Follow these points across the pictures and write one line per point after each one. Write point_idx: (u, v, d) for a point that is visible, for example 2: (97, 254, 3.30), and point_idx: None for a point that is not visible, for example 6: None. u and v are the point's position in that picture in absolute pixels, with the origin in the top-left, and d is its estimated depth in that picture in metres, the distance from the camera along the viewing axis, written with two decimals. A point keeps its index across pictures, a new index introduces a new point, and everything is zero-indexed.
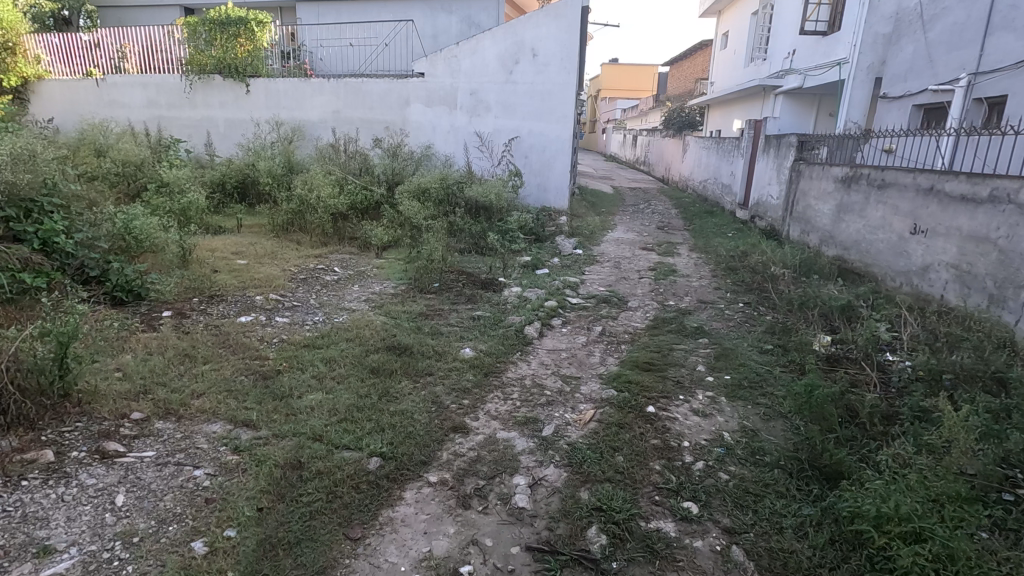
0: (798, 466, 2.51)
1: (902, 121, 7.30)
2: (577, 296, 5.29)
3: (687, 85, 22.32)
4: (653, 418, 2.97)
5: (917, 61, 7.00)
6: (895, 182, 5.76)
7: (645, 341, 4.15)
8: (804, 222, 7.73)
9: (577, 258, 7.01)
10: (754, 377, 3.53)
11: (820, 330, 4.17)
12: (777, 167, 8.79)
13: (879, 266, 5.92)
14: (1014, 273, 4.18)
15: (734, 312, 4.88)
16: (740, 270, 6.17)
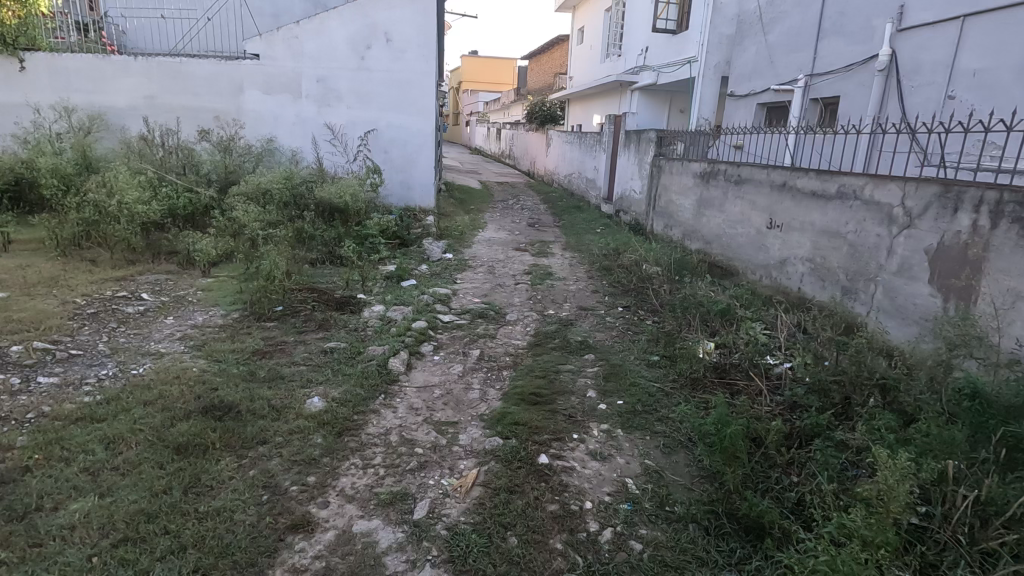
0: (716, 523, 2.22)
1: (748, 119, 7.74)
2: (449, 312, 4.69)
3: (546, 79, 22.58)
4: (548, 473, 2.53)
5: (759, 61, 7.46)
6: (751, 177, 5.60)
7: (528, 365, 3.72)
8: (666, 216, 7.70)
9: (447, 264, 6.41)
10: (647, 400, 3.23)
11: (702, 335, 4.05)
12: (639, 162, 8.78)
13: (740, 259, 5.77)
14: (863, 266, 4.05)
15: (615, 320, 4.63)
16: (615, 271, 6.03)
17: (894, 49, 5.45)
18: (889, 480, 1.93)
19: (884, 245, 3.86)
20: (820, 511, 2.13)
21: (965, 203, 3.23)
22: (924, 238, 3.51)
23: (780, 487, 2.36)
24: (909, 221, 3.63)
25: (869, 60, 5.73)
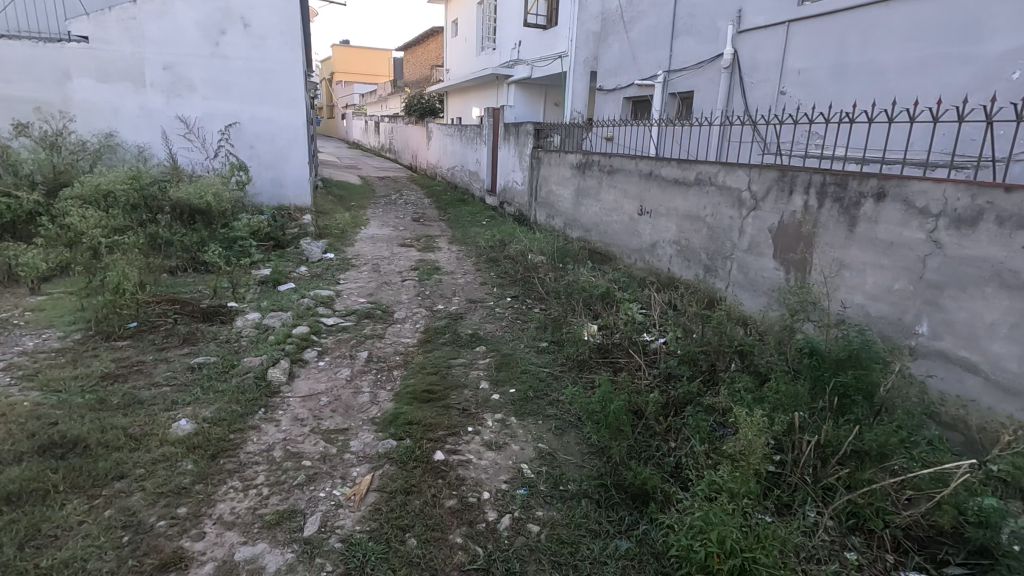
0: (605, 494, 2.35)
1: (617, 112, 8.20)
2: (332, 314, 4.47)
3: (423, 71, 22.22)
4: (445, 469, 2.52)
5: (623, 58, 7.94)
6: (622, 167, 5.95)
7: (419, 362, 3.66)
8: (547, 206, 7.95)
9: (329, 264, 6.11)
10: (537, 385, 3.33)
11: (586, 319, 4.25)
12: (519, 154, 8.94)
13: (617, 245, 6.12)
14: (721, 245, 4.48)
15: (504, 310, 4.70)
16: (502, 262, 6.12)
17: (736, 49, 6.05)
18: (748, 435, 2.16)
19: (736, 225, 4.29)
20: (695, 470, 2.33)
21: (798, 186, 3.68)
22: (768, 218, 3.95)
23: (660, 453, 2.55)
24: (755, 203, 4.07)
25: (716, 59, 6.32)
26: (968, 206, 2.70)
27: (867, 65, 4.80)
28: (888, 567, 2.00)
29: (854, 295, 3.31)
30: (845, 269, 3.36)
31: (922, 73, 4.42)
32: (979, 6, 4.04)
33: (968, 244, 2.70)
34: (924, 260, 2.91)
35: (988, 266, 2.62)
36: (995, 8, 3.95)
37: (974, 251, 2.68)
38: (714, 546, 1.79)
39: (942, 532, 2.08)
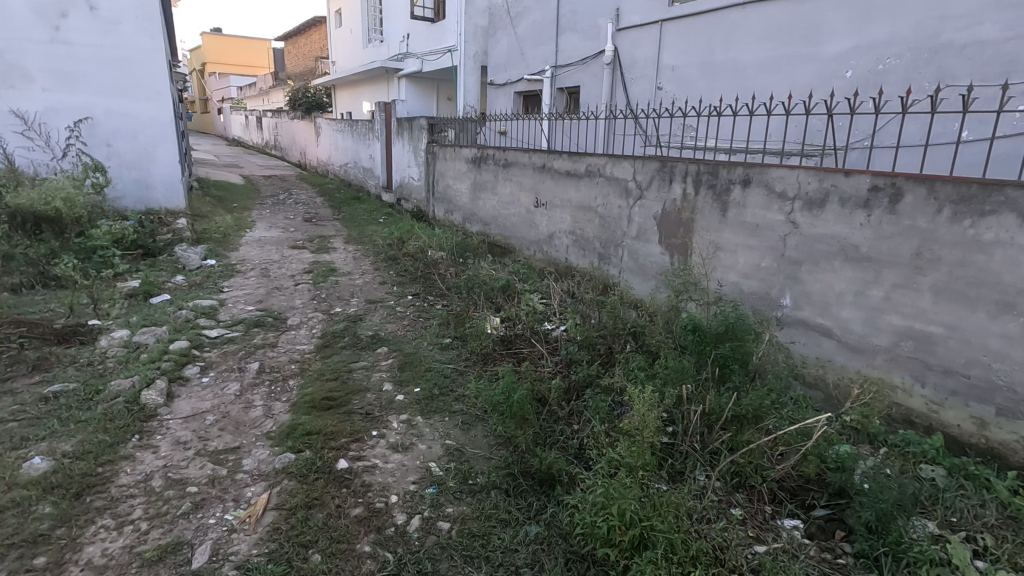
0: (514, 483, 2.39)
1: (508, 107, 8.31)
2: (216, 326, 4.13)
3: (306, 62, 21.09)
4: (349, 477, 2.42)
5: (512, 52, 8.07)
6: (516, 161, 6.04)
7: (317, 369, 3.48)
8: (445, 202, 7.88)
9: (210, 271, 5.62)
10: (442, 383, 3.29)
11: (489, 313, 4.27)
12: (414, 149, 8.72)
13: (515, 238, 6.21)
14: (612, 234, 4.69)
15: (406, 309, 4.61)
16: (401, 260, 5.99)
17: (616, 46, 6.35)
18: (642, 412, 2.29)
19: (625, 214, 4.51)
20: (596, 450, 2.43)
21: (676, 175, 3.93)
22: (652, 207, 4.20)
23: (564, 437, 2.64)
24: (641, 192, 4.31)
25: (598, 55, 6.59)
26: (817, 190, 3.03)
27: (730, 63, 5.25)
28: (766, 517, 2.22)
29: (729, 274, 3.61)
30: (720, 251, 3.65)
31: (775, 71, 4.91)
32: (817, 12, 4.55)
33: (819, 223, 3.05)
34: (784, 239, 3.24)
35: (835, 242, 2.98)
36: (830, 14, 4.47)
37: (823, 229, 3.03)
38: (616, 520, 1.89)
39: (808, 480, 2.34)
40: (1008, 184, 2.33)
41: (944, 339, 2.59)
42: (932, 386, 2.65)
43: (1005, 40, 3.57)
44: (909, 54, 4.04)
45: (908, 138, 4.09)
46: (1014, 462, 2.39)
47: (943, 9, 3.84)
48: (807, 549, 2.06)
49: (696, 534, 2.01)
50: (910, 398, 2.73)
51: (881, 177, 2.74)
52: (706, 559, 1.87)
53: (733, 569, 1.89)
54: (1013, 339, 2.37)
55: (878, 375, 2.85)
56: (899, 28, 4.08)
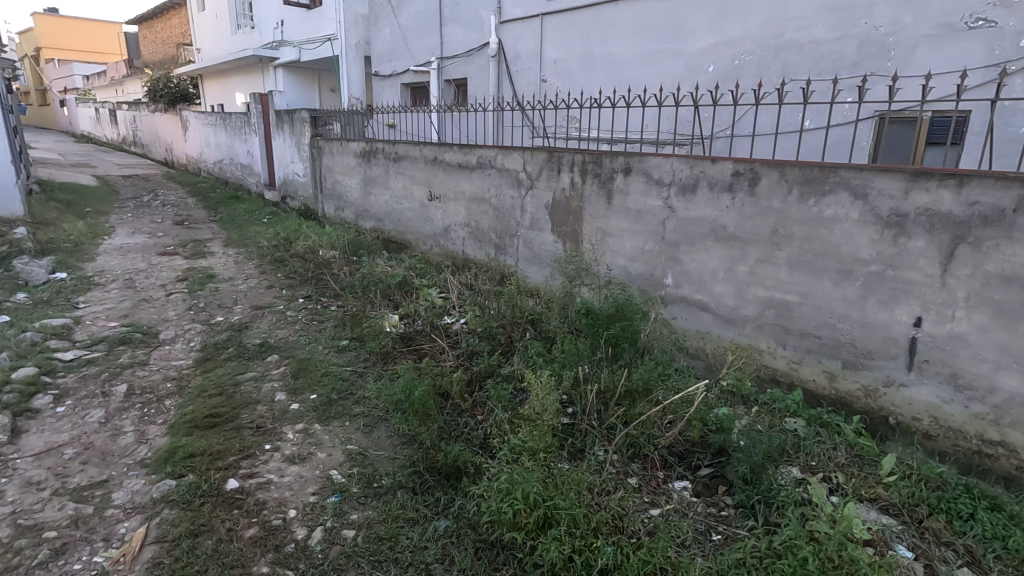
0: (419, 480, 2.36)
1: (396, 99, 8.10)
2: (71, 347, 3.65)
3: (166, 49, 19.10)
4: (240, 497, 2.27)
5: (396, 43, 7.89)
6: (407, 154, 5.91)
7: (198, 385, 3.20)
8: (334, 198, 7.53)
9: (61, 286, 4.95)
10: (340, 387, 3.17)
11: (387, 311, 4.16)
12: (296, 144, 8.22)
13: (411, 232, 6.09)
14: (506, 225, 4.75)
15: (297, 313, 4.36)
16: (289, 261, 5.65)
17: (500, 38, 6.41)
18: (541, 396, 2.36)
19: (518, 205, 4.59)
20: (500, 438, 2.47)
21: (563, 165, 4.07)
22: (543, 196, 4.31)
23: (468, 429, 2.65)
24: (531, 183, 4.40)
25: (483, 47, 6.61)
26: (688, 176, 3.28)
27: (607, 57, 5.51)
28: (660, 482, 2.39)
29: (617, 258, 3.81)
30: (608, 236, 3.84)
31: (647, 65, 5.23)
32: (681, 10, 4.89)
33: (692, 207, 3.30)
34: (664, 223, 3.47)
35: (707, 223, 3.24)
36: (692, 12, 4.83)
37: (696, 212, 3.28)
38: (521, 503, 1.94)
39: (693, 443, 2.54)
40: (841, 167, 2.66)
41: (799, 306, 2.92)
42: (792, 347, 2.98)
43: (833, 40, 4.08)
44: (759, 51, 4.48)
45: (763, 127, 4.54)
46: (858, 407, 2.77)
47: (784, 11, 4.29)
48: (696, 506, 2.24)
49: (597, 506, 2.11)
50: (775, 360, 3.06)
51: (741, 163, 3.02)
52: (606, 529, 1.97)
53: (632, 535, 2.01)
54: (851, 301, 2.73)
55: (748, 342, 3.16)
56: (749, 27, 4.50)
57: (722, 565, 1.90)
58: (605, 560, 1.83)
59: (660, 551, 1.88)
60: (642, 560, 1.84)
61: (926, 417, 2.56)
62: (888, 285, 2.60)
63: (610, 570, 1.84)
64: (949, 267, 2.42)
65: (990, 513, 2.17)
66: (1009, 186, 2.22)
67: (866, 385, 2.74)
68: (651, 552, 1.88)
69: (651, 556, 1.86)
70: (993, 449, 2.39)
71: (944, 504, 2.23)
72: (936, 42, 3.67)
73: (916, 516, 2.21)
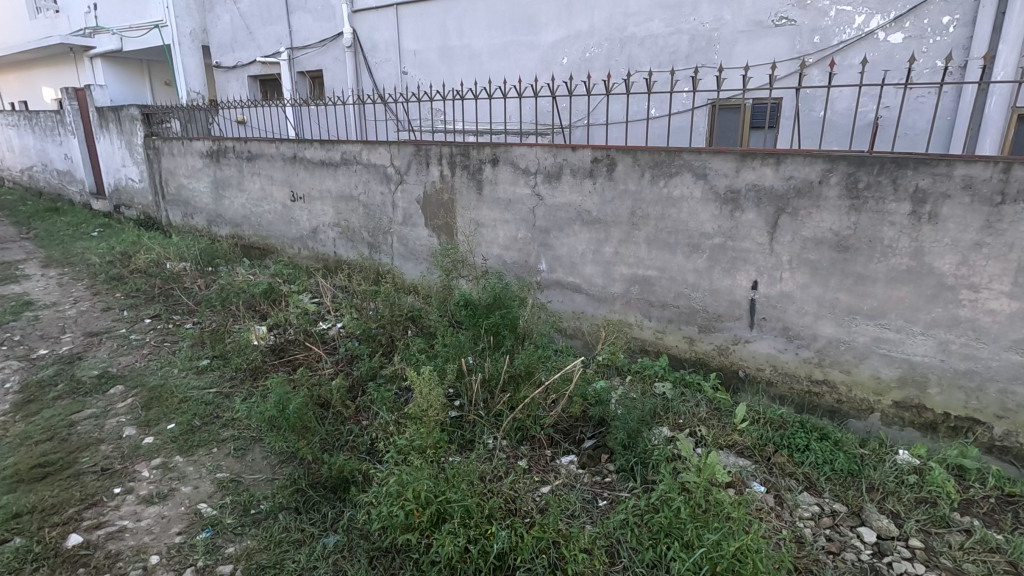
0: (303, 498, 2.22)
1: (244, 92, 7.45)
2: None
3: None
4: (86, 553, 1.98)
5: (238, 31, 7.25)
6: (261, 152, 5.47)
7: (20, 433, 2.72)
8: (180, 204, 6.77)
9: None
10: (204, 411, 2.87)
11: (253, 323, 3.84)
12: (126, 145, 7.24)
13: (274, 237, 5.67)
14: (378, 222, 4.60)
15: (144, 335, 3.87)
16: (130, 278, 4.99)
17: (354, 28, 6.15)
18: (425, 393, 2.32)
19: (388, 201, 4.46)
20: (387, 440, 2.40)
21: (432, 158, 4.02)
22: (414, 190, 4.23)
23: (353, 437, 2.55)
24: (400, 177, 4.30)
25: (337, 37, 6.29)
26: (552, 164, 3.40)
27: (466, 49, 5.53)
28: (548, 459, 2.49)
29: (492, 249, 3.86)
30: (481, 227, 3.87)
31: (505, 57, 5.33)
32: (532, 4, 5.05)
33: (558, 194, 3.43)
34: (533, 211, 3.57)
35: (573, 209, 3.40)
36: (542, 6, 5.00)
37: (562, 199, 3.42)
38: (412, 504, 1.90)
39: (576, 418, 2.67)
40: (684, 150, 2.92)
41: (659, 280, 3.17)
42: (656, 318, 3.23)
43: (668, 34, 4.46)
44: (606, 44, 4.76)
45: (615, 115, 4.86)
46: (714, 365, 3.09)
47: (624, 7, 4.60)
48: (582, 477, 2.37)
49: (489, 493, 2.13)
50: (643, 331, 3.30)
51: (598, 150, 3.20)
52: (500, 513, 2.01)
53: (525, 515, 2.07)
54: (701, 271, 3.02)
55: (618, 317, 3.37)
56: (595, 21, 4.76)
57: (609, 528, 2.03)
58: (500, 545, 1.86)
59: (552, 527, 1.95)
60: (535, 538, 1.90)
61: (767, 367, 2.93)
62: (730, 255, 2.91)
63: (507, 552, 1.87)
64: (775, 235, 2.77)
65: (821, 442, 2.53)
66: (815, 161, 2.59)
67: (719, 345, 3.05)
68: (544, 529, 1.94)
69: (544, 532, 1.93)
70: (820, 387, 2.79)
71: (786, 441, 2.56)
72: (751, 37, 4.16)
73: (765, 455, 2.52)
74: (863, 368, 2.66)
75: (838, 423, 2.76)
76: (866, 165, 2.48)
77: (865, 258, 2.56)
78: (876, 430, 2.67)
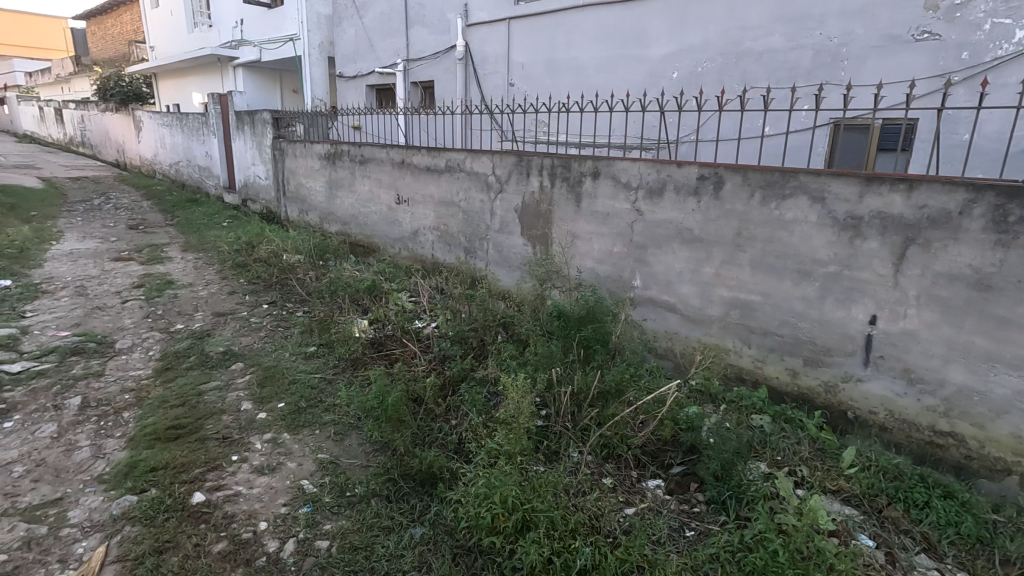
0: (395, 487, 2.33)
1: (362, 100, 7.99)
2: (19, 358, 3.52)
3: (116, 46, 18.29)
4: (207, 511, 2.21)
5: (360, 44, 7.81)
6: (373, 157, 5.83)
7: (159, 396, 3.09)
8: (298, 201, 7.36)
9: (4, 295, 4.71)
10: (310, 394, 3.10)
11: (355, 316, 4.10)
12: (257, 146, 8.00)
13: (378, 236, 6.01)
14: (476, 228, 4.74)
15: (262, 319, 4.25)
16: (253, 266, 5.50)
17: (466, 41, 6.41)
18: (517, 401, 2.35)
19: (487, 208, 4.59)
20: (476, 442, 2.46)
21: (532, 169, 4.09)
22: (512, 200, 4.32)
23: (443, 435, 2.64)
24: (500, 186, 4.41)
25: (450, 50, 6.60)
26: (655, 180, 3.34)
27: (572, 62, 5.58)
28: (634, 481, 2.43)
29: (586, 261, 3.85)
30: (578, 239, 3.87)
31: (612, 70, 5.32)
32: (642, 17, 5.01)
33: (658, 210, 3.37)
34: (631, 226, 3.53)
35: (673, 226, 3.31)
36: (653, 20, 4.94)
37: (663, 215, 3.35)
38: (499, 508, 1.94)
39: (666, 442, 2.59)
40: (800, 171, 2.76)
41: (762, 306, 3.01)
42: (756, 346, 3.07)
43: (789, 49, 4.24)
44: (719, 58, 4.62)
45: (725, 132, 4.69)
46: (819, 402, 2.88)
47: (742, 20, 4.44)
48: (669, 504, 2.29)
49: (573, 508, 2.12)
50: (741, 358, 3.14)
51: (705, 167, 3.10)
52: (583, 529, 2.00)
53: (608, 534, 2.04)
54: (810, 300, 2.83)
55: (715, 341, 3.24)
56: (709, 35, 4.63)
57: (696, 560, 1.95)
58: (583, 561, 1.85)
59: (637, 551, 1.90)
60: (618, 561, 1.87)
61: (882, 410, 2.68)
62: (845, 285, 2.71)
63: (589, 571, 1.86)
64: (901, 268, 2.54)
65: (943, 500, 2.28)
66: (954, 190, 2.36)
67: (826, 382, 2.84)
68: (628, 552, 1.90)
69: (628, 555, 1.88)
70: (944, 440, 2.51)
71: (901, 494, 2.33)
72: (884, 52, 3.86)
73: (876, 506, 2.31)
74: (1000, 423, 2.36)
75: (966, 482, 2.46)
76: (1018, 196, 2.21)
77: (1010, 301, 2.28)
78: (1012, 495, 2.36)
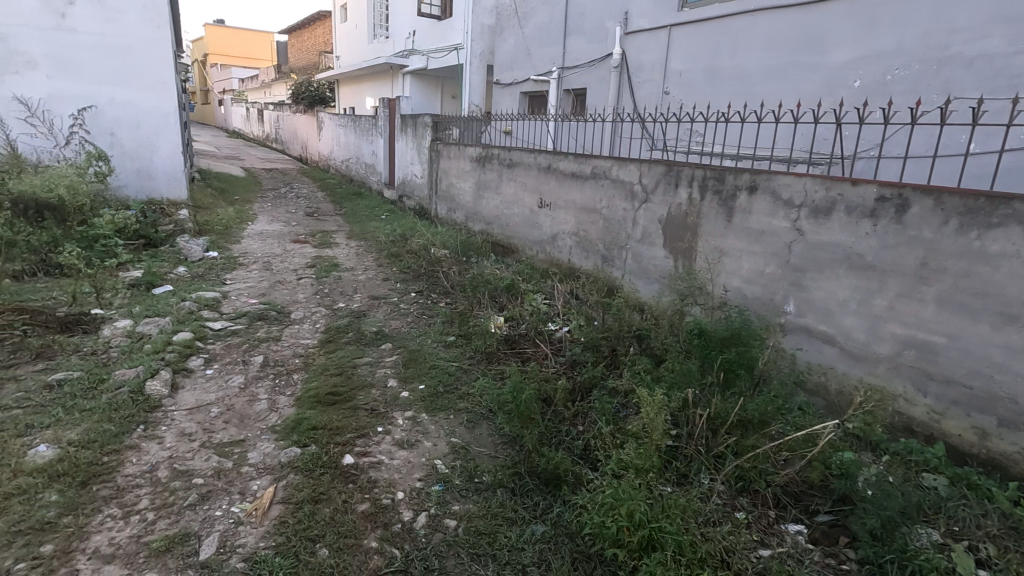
0: (521, 482, 2.40)
1: (514, 107, 8.32)
2: (219, 318, 4.20)
3: (309, 56, 20.96)
4: (355, 473, 2.45)
5: (519, 52, 8.14)
6: (520, 161, 6.03)
7: (321, 364, 3.50)
8: (448, 200, 7.86)
9: (211, 263, 5.63)
10: (447, 380, 3.30)
11: (492, 312, 4.28)
12: (417, 147, 8.68)
13: (518, 238, 6.21)
14: (616, 236, 4.69)
15: (409, 306, 4.61)
16: (405, 257, 5.99)
17: (624, 49, 6.37)
18: (651, 416, 2.29)
19: (630, 217, 4.52)
20: (603, 452, 2.44)
21: (683, 179, 3.94)
22: (658, 210, 4.21)
23: (570, 438, 2.66)
24: (646, 195, 4.32)
25: (606, 58, 6.61)
26: (824, 198, 3.05)
27: (736, 70, 5.29)
28: (771, 521, 2.25)
29: (733, 280, 3.63)
30: (726, 256, 3.66)
31: (780, 78, 4.95)
32: (823, 21, 4.59)
33: (824, 231, 3.07)
34: (789, 247, 3.25)
35: (840, 250, 2.99)
36: (837, 24, 4.51)
37: (829, 237, 3.04)
38: (625, 521, 1.91)
39: (812, 486, 2.35)
40: (1016, 198, 2.34)
41: (946, 350, 2.61)
42: (934, 395, 2.66)
43: (1011, 54, 3.61)
44: (915, 65, 4.08)
45: (915, 148, 4.13)
46: (1015, 472, 2.42)
47: (950, 22, 3.87)
48: (811, 555, 2.08)
49: (702, 536, 2.02)
50: (913, 407, 2.74)
51: (888, 187, 2.76)
52: (713, 561, 1.89)
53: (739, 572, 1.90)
54: (1014, 351, 2.39)
55: (880, 384, 2.87)
56: (905, 39, 4.11)
57: None
58: None
59: None
60: None
61: None
62: None
63: None
64: None
65: None
66: None
67: None
68: None
69: None
70: None
71: None
72: None
73: None
74: None
75: None
76: None
77: None
78: None
